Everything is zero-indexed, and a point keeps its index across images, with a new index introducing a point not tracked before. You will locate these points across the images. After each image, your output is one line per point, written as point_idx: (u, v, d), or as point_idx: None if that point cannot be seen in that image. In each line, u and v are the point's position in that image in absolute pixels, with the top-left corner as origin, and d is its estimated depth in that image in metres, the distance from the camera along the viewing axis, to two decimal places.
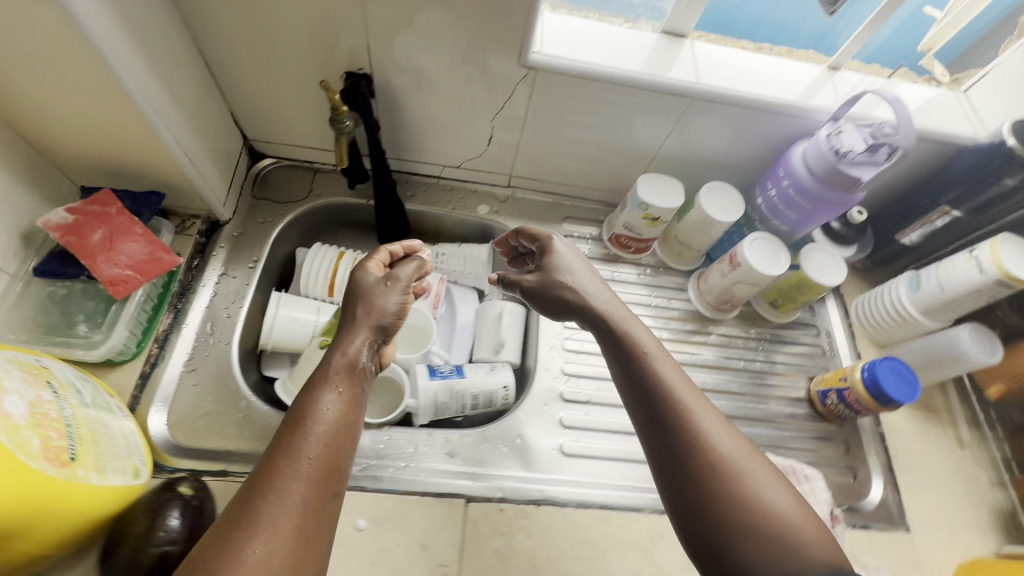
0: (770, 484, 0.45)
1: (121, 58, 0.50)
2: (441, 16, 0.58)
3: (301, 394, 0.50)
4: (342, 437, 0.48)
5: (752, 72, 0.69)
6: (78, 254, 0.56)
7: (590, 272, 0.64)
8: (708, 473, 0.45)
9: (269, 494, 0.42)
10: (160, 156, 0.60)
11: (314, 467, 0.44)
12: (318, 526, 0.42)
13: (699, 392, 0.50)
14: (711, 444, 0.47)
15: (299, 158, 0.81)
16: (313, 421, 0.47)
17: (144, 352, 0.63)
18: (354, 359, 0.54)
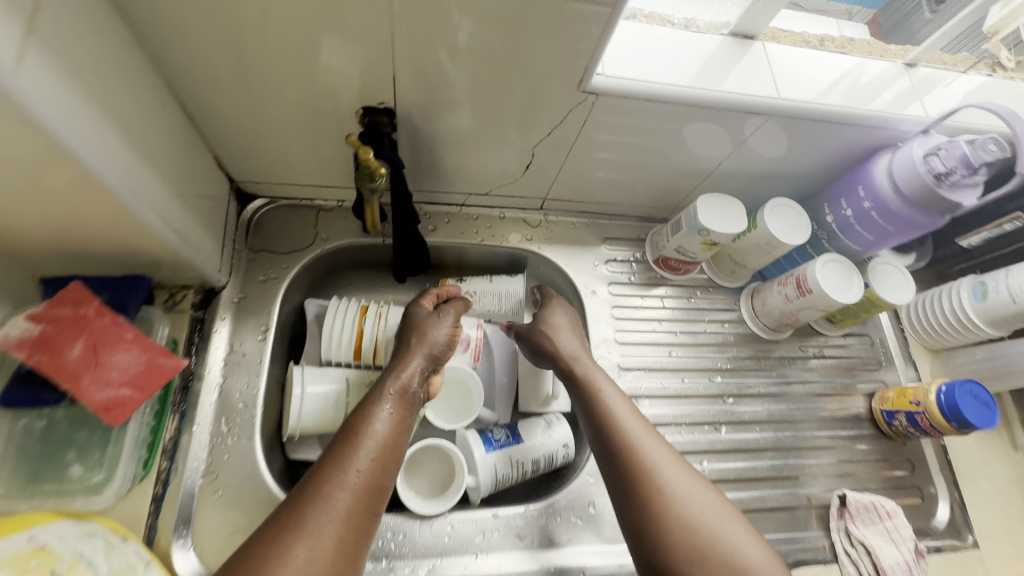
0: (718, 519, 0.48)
1: (91, 144, 0.38)
2: (488, 39, 0.48)
3: (357, 414, 0.51)
4: (389, 460, 0.48)
5: (828, 77, 0.61)
6: (55, 378, 0.44)
7: (569, 321, 0.67)
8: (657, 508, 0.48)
9: (320, 501, 0.42)
10: (142, 237, 0.48)
11: (363, 483, 0.45)
12: (353, 543, 0.42)
13: (654, 430, 0.55)
14: (666, 472, 0.50)
15: (298, 196, 0.69)
16: (366, 437, 0.48)
17: (153, 468, 0.52)
18: (405, 385, 0.55)
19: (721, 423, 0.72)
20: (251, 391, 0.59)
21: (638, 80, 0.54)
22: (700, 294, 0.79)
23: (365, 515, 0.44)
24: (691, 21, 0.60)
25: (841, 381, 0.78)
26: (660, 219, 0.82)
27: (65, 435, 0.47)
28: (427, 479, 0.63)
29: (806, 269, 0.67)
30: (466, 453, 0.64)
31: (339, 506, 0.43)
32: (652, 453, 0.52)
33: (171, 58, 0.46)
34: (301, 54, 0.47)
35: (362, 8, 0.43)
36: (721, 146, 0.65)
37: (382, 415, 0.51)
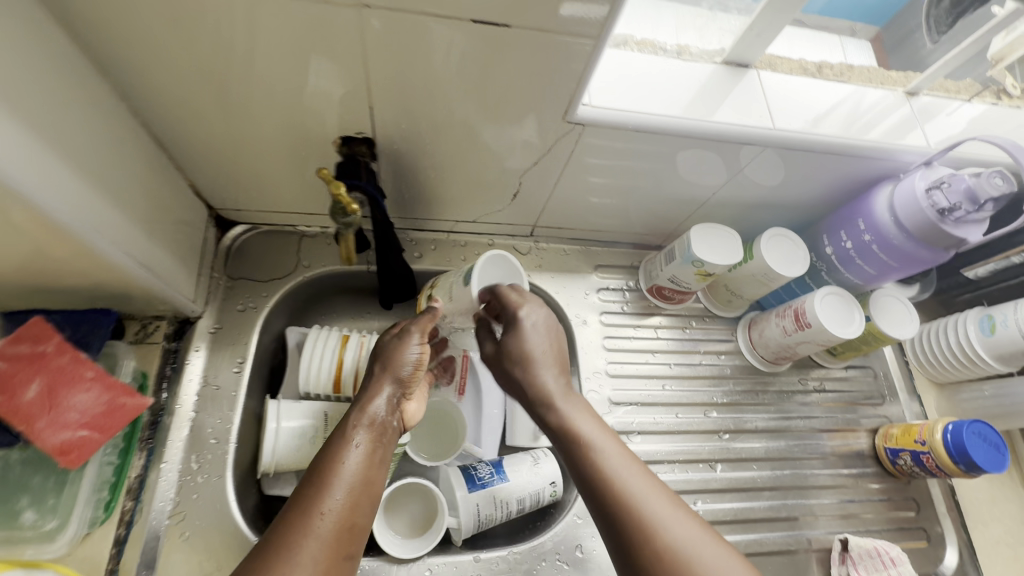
0: (699, 538, 0.39)
1: (46, 188, 0.37)
2: (467, 70, 0.46)
3: (320, 454, 0.44)
4: (367, 499, 0.42)
5: (822, 105, 0.59)
6: (8, 421, 0.42)
7: (549, 335, 0.57)
8: (625, 529, 0.40)
9: (284, 559, 0.36)
10: (107, 272, 0.46)
11: (334, 531, 0.39)
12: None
13: (653, 475, 0.43)
14: (675, 538, 0.39)
15: (281, 223, 0.67)
16: (334, 478, 0.42)
17: (116, 509, 0.50)
18: (375, 415, 0.48)
19: (717, 461, 0.68)
20: (224, 426, 0.57)
21: (626, 110, 0.53)
22: (696, 324, 0.76)
23: (342, 564, 0.38)
24: (683, 47, 0.59)
25: (842, 416, 0.75)
26: (655, 245, 0.79)
27: (19, 479, 0.46)
28: (406, 520, 0.60)
29: (805, 301, 0.65)
30: (448, 492, 0.61)
31: (307, 561, 0.36)
32: (616, 463, 0.44)
33: (139, 90, 0.45)
34: (273, 84, 0.46)
35: (334, 40, 0.42)
36: (714, 175, 0.63)
37: (352, 447, 0.44)
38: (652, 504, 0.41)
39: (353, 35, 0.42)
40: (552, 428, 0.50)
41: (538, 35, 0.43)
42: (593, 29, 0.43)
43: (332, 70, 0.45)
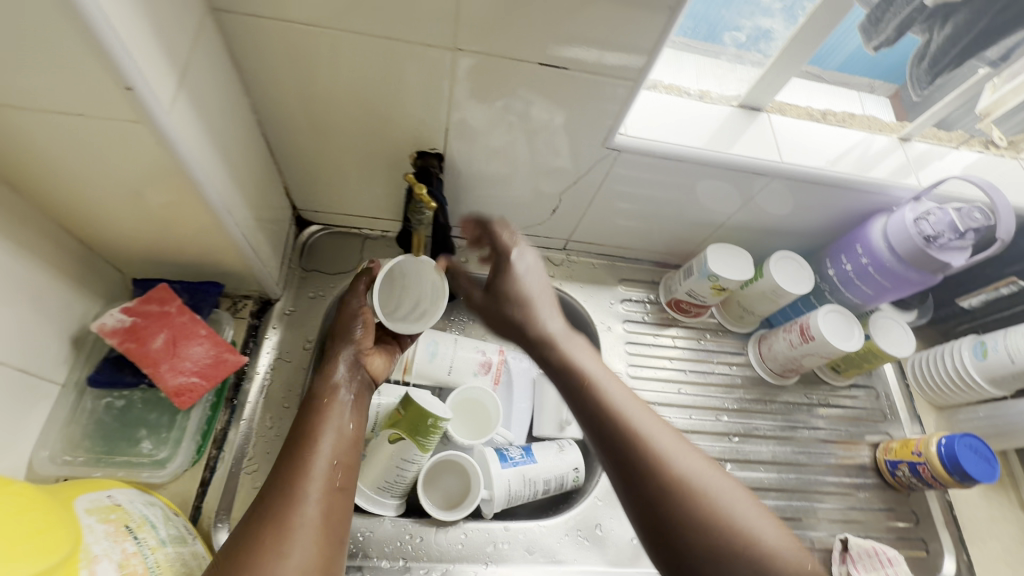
0: (698, 461, 0.48)
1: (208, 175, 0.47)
2: (527, 102, 0.57)
3: (305, 417, 0.56)
4: (349, 449, 0.55)
5: (826, 146, 0.68)
6: (139, 363, 0.51)
7: (545, 283, 0.66)
8: (639, 451, 0.48)
9: (294, 497, 0.48)
10: (223, 250, 0.57)
11: (328, 471, 0.52)
12: (339, 523, 0.50)
13: (633, 393, 0.54)
14: (650, 438, 0.49)
15: (349, 225, 0.77)
16: (320, 435, 0.54)
17: (204, 456, 0.58)
18: (342, 382, 0.60)
19: (727, 460, 0.75)
20: (293, 394, 0.65)
21: (656, 140, 0.63)
22: (710, 337, 0.84)
23: (342, 496, 0.52)
24: (705, 91, 0.68)
25: (845, 429, 0.81)
26: (674, 264, 0.88)
27: (138, 414, 0.54)
28: (444, 491, 0.67)
29: (810, 318, 0.72)
30: (483, 468, 0.68)
31: (312, 496, 0.49)
32: (625, 404, 0.52)
33: (266, 104, 0.56)
34: (370, 106, 0.57)
35: (426, 73, 0.53)
36: (729, 201, 0.72)
37: (328, 409, 0.57)
38: (662, 437, 0.49)
39: (441, 69, 0.53)
40: (553, 364, 0.59)
41: (588, 76, 0.53)
42: (633, 73, 0.53)
43: (419, 97, 0.56)
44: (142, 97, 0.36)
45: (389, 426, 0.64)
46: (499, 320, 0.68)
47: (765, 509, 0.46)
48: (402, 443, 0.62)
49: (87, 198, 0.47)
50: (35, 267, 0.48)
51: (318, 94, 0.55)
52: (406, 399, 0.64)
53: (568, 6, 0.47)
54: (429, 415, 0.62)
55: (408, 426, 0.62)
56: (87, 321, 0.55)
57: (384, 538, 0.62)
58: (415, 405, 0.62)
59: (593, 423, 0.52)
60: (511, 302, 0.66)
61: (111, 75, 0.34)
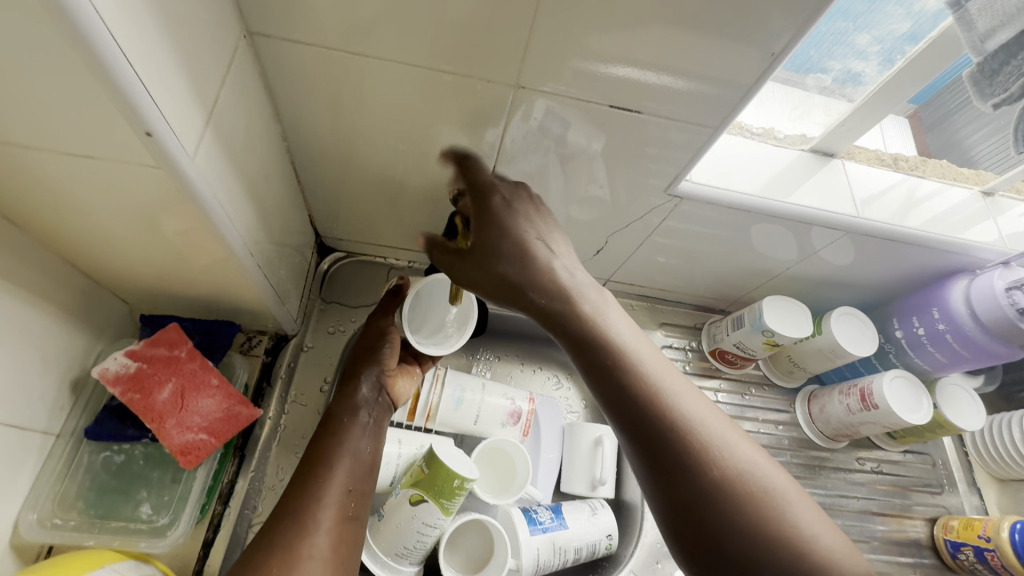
0: (744, 449, 0.38)
1: (232, 218, 0.43)
2: (585, 140, 0.52)
3: (323, 439, 0.54)
4: (364, 476, 0.53)
5: (901, 198, 0.62)
6: (143, 417, 0.46)
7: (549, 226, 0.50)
8: (673, 439, 0.38)
9: (306, 525, 0.47)
10: (243, 290, 0.52)
11: (341, 500, 0.50)
12: (348, 554, 0.49)
13: (688, 385, 0.41)
14: (717, 455, 0.37)
15: (374, 254, 0.72)
16: (334, 462, 0.52)
17: (208, 513, 0.52)
18: (363, 403, 0.58)
19: None
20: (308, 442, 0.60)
21: (719, 187, 0.57)
22: (755, 391, 0.78)
23: (353, 525, 0.50)
24: (769, 130, 0.62)
25: (898, 501, 0.75)
26: (717, 309, 0.82)
27: (139, 472, 0.48)
28: (465, 552, 0.61)
29: (873, 381, 0.66)
30: (509, 531, 0.62)
31: (323, 526, 0.48)
32: (656, 372, 0.41)
33: (299, 132, 0.51)
34: (411, 139, 0.52)
35: (476, 108, 0.48)
36: (789, 252, 0.66)
37: (347, 433, 0.55)
38: (702, 417, 0.39)
39: (493, 104, 0.48)
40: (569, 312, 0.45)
41: (662, 118, 0.49)
42: (714, 119, 0.49)
43: (466, 131, 0.51)
44: (165, 141, 0.32)
45: (411, 485, 0.57)
46: (490, 280, 0.48)
47: (826, 513, 0.36)
48: (423, 506, 0.56)
49: (97, 234, 0.42)
50: (34, 309, 0.43)
51: (354, 124, 0.50)
52: (430, 456, 0.57)
53: (647, 44, 0.42)
54: (456, 477, 0.56)
55: (431, 488, 0.56)
56: (88, 362, 0.50)
57: None
58: (441, 464, 0.56)
59: (618, 401, 0.41)
60: (514, 268, 0.47)
61: (130, 119, 0.30)
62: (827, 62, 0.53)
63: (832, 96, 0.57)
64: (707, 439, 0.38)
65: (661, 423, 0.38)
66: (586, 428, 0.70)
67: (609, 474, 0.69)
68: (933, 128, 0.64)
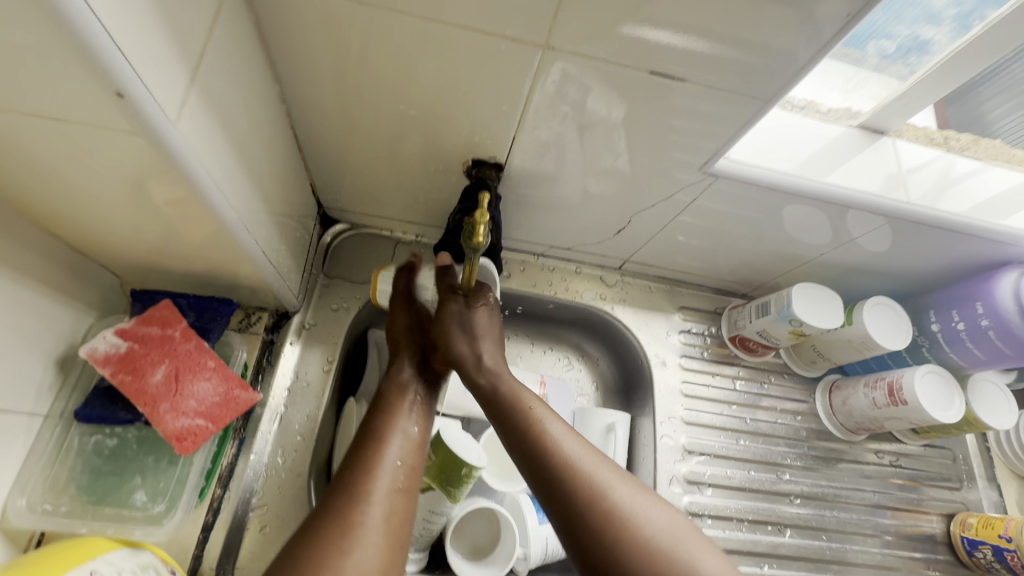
0: (662, 517, 0.43)
1: (223, 191, 0.39)
2: (614, 109, 0.47)
3: (372, 419, 0.50)
4: (419, 452, 0.49)
5: (952, 183, 0.58)
6: (134, 400, 0.43)
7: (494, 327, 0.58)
8: (599, 532, 0.41)
9: (358, 494, 0.42)
10: (240, 266, 0.48)
11: (397, 471, 0.45)
12: (401, 528, 0.42)
13: (603, 456, 0.47)
14: (639, 526, 0.41)
15: (380, 227, 0.67)
16: (387, 436, 0.48)
17: (207, 496, 0.49)
18: (409, 380, 0.55)
19: (785, 525, 0.67)
20: (310, 423, 0.58)
21: (758, 166, 0.53)
22: (774, 380, 0.75)
23: (406, 497, 0.44)
24: (813, 103, 0.57)
25: (915, 496, 0.73)
26: (739, 293, 0.78)
27: (133, 457, 0.46)
28: (472, 539, 0.60)
29: (903, 376, 0.63)
30: (518, 519, 0.60)
31: (377, 495, 0.42)
32: (578, 455, 0.46)
33: (299, 94, 0.47)
34: (421, 103, 0.47)
35: (496, 71, 0.43)
36: (823, 238, 0.61)
37: (394, 408, 0.51)
38: (626, 499, 0.43)
39: (516, 66, 0.43)
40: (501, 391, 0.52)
41: (704, 87, 0.44)
42: (766, 90, 0.43)
43: (482, 96, 0.46)
44: (140, 106, 0.27)
45: None
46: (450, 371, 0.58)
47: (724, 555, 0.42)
48: (431, 493, 0.55)
49: (76, 204, 0.38)
50: (16, 285, 0.40)
51: (361, 85, 0.45)
52: (435, 441, 0.55)
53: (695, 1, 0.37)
54: (465, 466, 0.53)
55: (438, 475, 0.54)
56: (77, 339, 0.47)
57: None
58: (448, 451, 0.54)
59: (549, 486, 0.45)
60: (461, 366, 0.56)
61: (97, 78, 0.25)
62: (894, 27, 0.47)
63: (893, 68, 0.51)
64: (632, 520, 0.42)
65: (585, 505, 0.43)
66: (600, 412, 0.67)
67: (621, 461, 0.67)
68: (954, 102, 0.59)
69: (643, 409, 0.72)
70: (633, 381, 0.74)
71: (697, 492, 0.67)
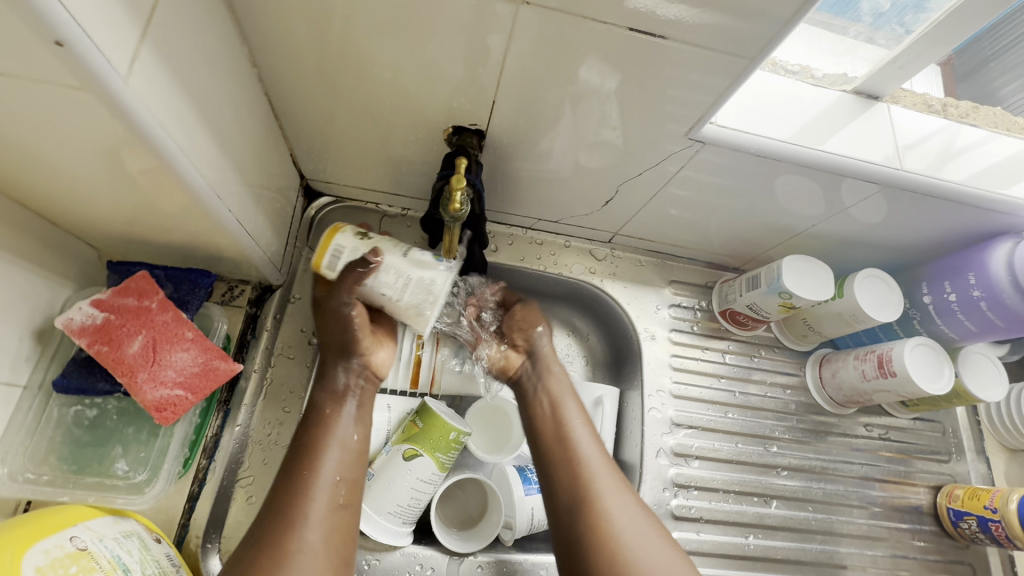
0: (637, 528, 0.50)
1: (191, 156, 0.38)
2: (603, 77, 0.45)
3: (304, 428, 0.50)
4: (353, 462, 0.49)
5: (948, 152, 0.56)
6: (112, 370, 0.44)
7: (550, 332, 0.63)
8: (596, 549, 0.49)
9: (293, 520, 0.44)
10: (217, 237, 0.47)
11: (329, 492, 0.47)
12: (344, 546, 0.46)
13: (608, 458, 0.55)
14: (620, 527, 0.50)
15: (365, 200, 0.66)
16: (321, 451, 0.48)
17: (192, 466, 0.50)
18: (347, 393, 0.52)
19: (772, 497, 0.68)
20: (295, 396, 0.58)
21: (748, 133, 0.51)
22: (765, 354, 0.74)
23: (346, 514, 0.47)
24: (807, 68, 0.55)
25: (902, 468, 0.73)
26: (730, 268, 0.77)
27: (113, 427, 0.47)
28: (457, 510, 0.60)
29: (893, 349, 0.63)
30: (503, 491, 0.60)
31: (314, 519, 0.45)
32: (608, 486, 0.52)
33: (269, 58, 0.45)
34: (399, 68, 0.46)
35: (470, 31, 0.42)
36: (815, 208, 0.60)
37: (332, 422, 0.51)
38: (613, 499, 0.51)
39: (492, 26, 0.41)
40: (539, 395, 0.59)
41: (690, 47, 0.42)
42: (751, 48, 0.41)
43: (457, 61, 0.45)
44: (83, 56, 0.26)
45: (404, 440, 0.55)
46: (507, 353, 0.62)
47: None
48: (417, 461, 0.54)
49: (43, 174, 0.37)
50: None
51: (332, 48, 0.44)
52: (423, 410, 0.56)
53: None
54: (452, 429, 0.55)
55: (427, 441, 0.55)
56: (54, 310, 0.47)
57: (394, 566, 0.56)
58: (436, 417, 0.55)
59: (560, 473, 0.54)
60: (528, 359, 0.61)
61: (32, 25, 0.24)
62: None
63: (887, 28, 0.50)
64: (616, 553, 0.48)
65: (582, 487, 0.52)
66: (588, 386, 0.67)
67: (609, 434, 0.67)
68: (965, 78, 0.61)
69: (631, 382, 0.72)
70: (622, 356, 0.74)
71: (683, 464, 0.67)
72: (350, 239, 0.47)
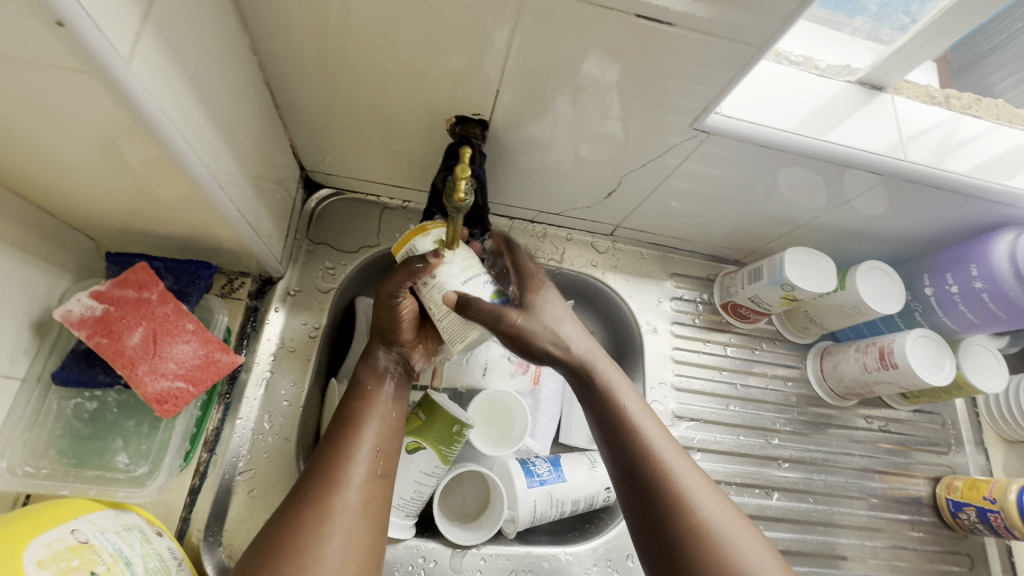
0: (712, 505, 0.43)
1: (192, 145, 0.37)
2: (608, 67, 0.45)
3: (347, 401, 0.49)
4: (392, 432, 0.49)
5: (952, 143, 0.56)
6: (111, 362, 0.44)
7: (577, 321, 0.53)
8: (669, 528, 0.42)
9: (335, 480, 0.42)
10: (218, 228, 0.47)
11: (371, 457, 0.45)
12: (380, 513, 0.43)
13: (669, 435, 0.47)
14: (693, 504, 0.42)
15: (365, 192, 0.66)
16: (363, 420, 0.48)
17: (193, 459, 0.50)
18: (385, 372, 0.52)
19: (773, 488, 0.68)
20: (296, 390, 0.57)
21: (753, 123, 0.51)
22: (766, 346, 0.74)
23: (384, 482, 0.45)
24: (811, 59, 0.55)
25: (902, 460, 0.73)
26: (732, 260, 0.77)
27: (113, 421, 0.46)
28: (458, 502, 0.60)
29: (895, 341, 0.63)
30: (506, 483, 0.60)
31: (355, 480, 0.43)
32: (672, 461, 0.45)
33: (270, 46, 0.44)
34: (402, 56, 0.45)
35: (475, 19, 0.41)
36: (818, 200, 0.60)
37: (373, 395, 0.50)
38: (680, 472, 0.44)
39: (497, 14, 0.41)
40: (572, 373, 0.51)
41: (694, 36, 0.41)
42: (759, 37, 0.41)
43: (461, 50, 0.44)
44: (83, 38, 0.26)
45: (407, 433, 0.55)
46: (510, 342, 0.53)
47: (774, 552, 0.41)
48: (421, 453, 0.54)
49: (41, 162, 0.37)
50: None
51: (334, 36, 0.43)
52: (426, 402, 0.56)
53: None
54: (455, 422, 0.55)
55: (429, 433, 0.55)
56: (52, 302, 0.46)
57: (397, 559, 0.56)
58: (440, 409, 0.55)
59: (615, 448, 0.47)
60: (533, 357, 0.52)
61: (32, 6, 0.24)
62: None
63: (892, 18, 0.51)
64: (712, 530, 0.41)
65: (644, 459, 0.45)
66: None
67: None
68: (961, 74, 0.62)
69: (633, 375, 0.72)
70: (623, 349, 0.74)
71: (685, 456, 0.67)
72: (424, 240, 0.48)
